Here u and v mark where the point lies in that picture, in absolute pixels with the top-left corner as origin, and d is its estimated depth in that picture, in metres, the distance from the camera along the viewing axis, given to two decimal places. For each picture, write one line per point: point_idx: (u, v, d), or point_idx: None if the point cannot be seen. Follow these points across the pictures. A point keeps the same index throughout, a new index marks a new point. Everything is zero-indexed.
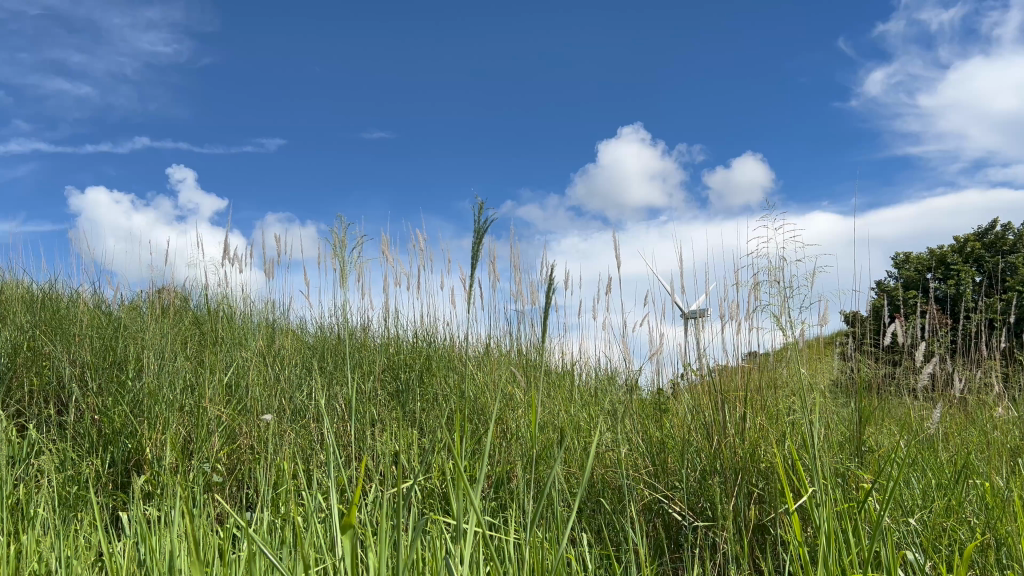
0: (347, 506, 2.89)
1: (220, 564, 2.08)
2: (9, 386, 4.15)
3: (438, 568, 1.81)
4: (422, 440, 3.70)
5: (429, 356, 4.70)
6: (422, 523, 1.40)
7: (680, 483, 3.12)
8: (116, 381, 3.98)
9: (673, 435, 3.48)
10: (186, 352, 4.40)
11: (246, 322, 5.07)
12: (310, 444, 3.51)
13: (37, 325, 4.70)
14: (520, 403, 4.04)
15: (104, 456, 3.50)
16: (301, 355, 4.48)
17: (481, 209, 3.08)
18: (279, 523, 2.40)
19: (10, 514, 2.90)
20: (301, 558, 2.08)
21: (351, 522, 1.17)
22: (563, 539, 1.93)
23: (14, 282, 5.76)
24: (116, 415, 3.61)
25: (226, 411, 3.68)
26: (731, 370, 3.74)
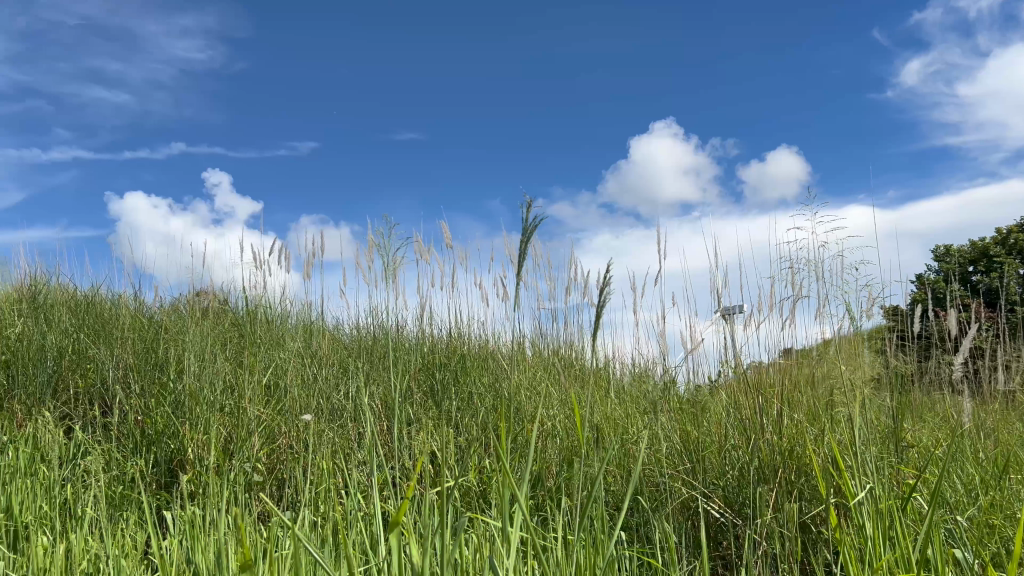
0: (387, 506, 2.90)
1: (266, 562, 2.11)
2: (55, 389, 4.25)
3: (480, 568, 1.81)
4: (458, 439, 3.72)
5: (464, 356, 4.72)
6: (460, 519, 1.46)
7: (720, 481, 3.10)
8: (158, 384, 4.05)
9: (711, 433, 3.46)
10: (226, 353, 4.47)
11: (284, 323, 5.14)
12: (348, 444, 3.55)
13: (81, 329, 4.80)
14: (555, 401, 4.05)
15: (148, 456, 3.57)
16: (338, 355, 4.53)
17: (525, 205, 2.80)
18: (321, 522, 2.43)
19: (58, 514, 2.96)
20: (345, 558, 2.10)
21: (395, 520, 1.24)
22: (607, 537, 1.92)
23: (59, 286, 5.90)
24: (159, 417, 3.68)
25: (266, 411, 3.73)
26: (769, 367, 3.71)
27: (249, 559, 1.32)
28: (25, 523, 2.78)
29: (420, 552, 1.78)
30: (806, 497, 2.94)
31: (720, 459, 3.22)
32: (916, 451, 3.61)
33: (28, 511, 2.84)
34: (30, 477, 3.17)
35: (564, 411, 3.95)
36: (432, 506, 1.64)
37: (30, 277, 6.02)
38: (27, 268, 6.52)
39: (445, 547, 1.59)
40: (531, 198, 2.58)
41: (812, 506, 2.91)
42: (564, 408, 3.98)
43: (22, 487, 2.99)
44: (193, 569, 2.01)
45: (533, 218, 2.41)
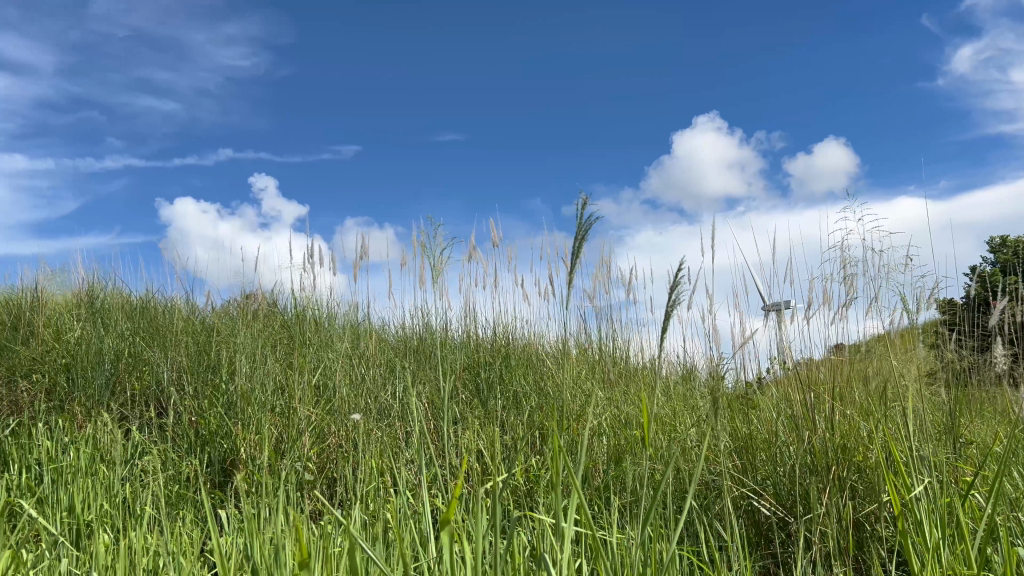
0: (436, 505, 2.92)
1: (320, 559, 2.14)
2: (112, 391, 4.36)
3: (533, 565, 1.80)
4: (504, 437, 3.73)
5: (508, 355, 4.73)
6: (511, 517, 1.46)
7: (771, 479, 3.05)
8: (211, 386, 4.14)
9: (760, 431, 3.42)
10: (277, 355, 4.55)
11: (332, 325, 5.21)
12: (396, 443, 3.58)
13: (136, 333, 4.92)
14: (602, 400, 4.04)
15: (203, 455, 3.65)
16: (385, 354, 4.58)
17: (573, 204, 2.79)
18: (372, 520, 2.45)
19: (118, 511, 3.04)
20: (396, 555, 2.12)
21: (448, 519, 1.26)
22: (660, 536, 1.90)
23: (115, 291, 6.06)
24: (212, 418, 3.76)
25: (316, 411, 3.78)
26: (819, 363, 3.65)
27: (306, 554, 1.35)
28: (89, 521, 2.85)
29: (471, 550, 1.78)
30: (859, 495, 2.87)
31: (770, 456, 3.18)
32: (974, 446, 3.51)
33: (90, 509, 2.92)
34: (91, 476, 3.25)
35: (611, 410, 3.93)
36: (487, 501, 1.65)
37: (87, 283, 6.19)
38: (85, 274, 6.71)
39: (499, 542, 1.59)
40: (579, 197, 2.58)
41: (866, 504, 2.84)
42: (611, 407, 3.96)
43: (84, 486, 3.07)
44: (252, 564, 2.04)
45: (585, 216, 2.41)
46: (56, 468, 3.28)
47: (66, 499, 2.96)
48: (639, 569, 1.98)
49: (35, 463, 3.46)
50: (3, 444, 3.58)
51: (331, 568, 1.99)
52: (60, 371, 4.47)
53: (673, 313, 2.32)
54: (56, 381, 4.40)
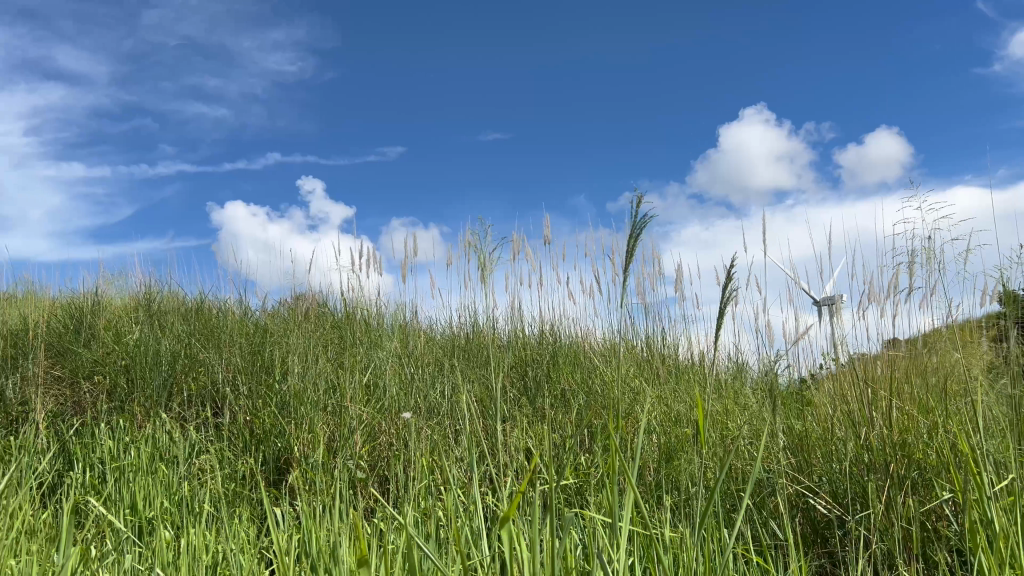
0: (488, 505, 2.92)
1: (375, 556, 2.16)
2: (170, 391, 4.47)
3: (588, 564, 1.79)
4: (553, 435, 3.72)
5: (556, 353, 4.73)
6: (566, 516, 1.46)
7: (828, 477, 2.99)
8: (265, 386, 4.21)
9: (815, 428, 3.36)
10: (328, 354, 4.61)
11: (381, 324, 5.27)
12: (447, 442, 3.60)
13: (192, 334, 5.03)
14: (651, 397, 4.01)
15: (258, 454, 3.72)
16: (434, 352, 4.60)
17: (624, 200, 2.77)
18: (425, 518, 2.46)
19: (178, 509, 3.11)
20: (450, 553, 2.13)
21: (506, 517, 1.26)
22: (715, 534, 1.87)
23: (171, 294, 6.21)
24: (266, 417, 3.83)
25: (367, 410, 3.82)
26: (875, 358, 3.57)
27: (365, 553, 1.37)
28: (150, 518, 2.93)
29: (525, 548, 1.78)
30: (920, 491, 2.79)
31: (826, 453, 3.11)
32: None
33: (152, 506, 3.00)
34: (151, 475, 3.34)
35: (661, 408, 3.90)
36: (544, 499, 1.65)
37: (144, 287, 6.36)
38: (143, 278, 6.88)
39: (552, 539, 1.60)
40: (629, 194, 2.56)
41: (926, 501, 2.76)
42: (661, 405, 3.93)
43: (145, 484, 3.16)
44: (310, 560, 2.07)
45: (638, 212, 2.40)
46: (118, 467, 3.38)
47: (128, 496, 3.05)
48: (694, 568, 1.96)
49: (98, 462, 3.57)
50: (68, 443, 3.70)
51: (389, 564, 2.01)
52: (120, 372, 4.59)
53: (727, 310, 2.30)
54: (116, 382, 4.52)
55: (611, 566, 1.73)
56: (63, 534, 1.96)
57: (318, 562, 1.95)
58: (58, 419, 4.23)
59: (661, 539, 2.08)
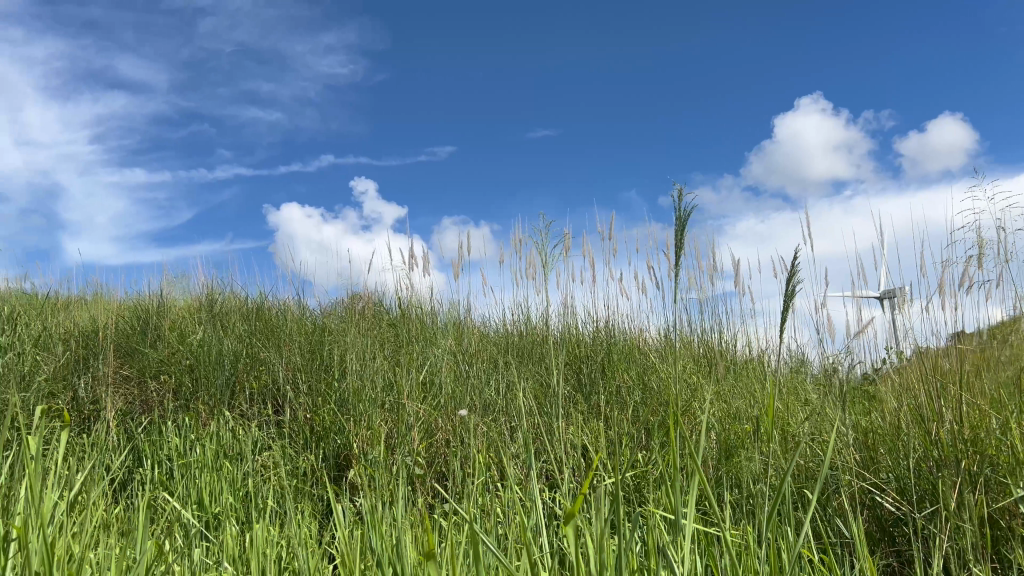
0: (546, 503, 2.93)
1: (436, 551, 2.19)
2: (233, 390, 4.58)
3: (649, 561, 1.79)
4: (610, 432, 3.71)
5: (611, 350, 4.71)
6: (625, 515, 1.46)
7: (894, 473, 2.92)
8: (324, 383, 4.28)
9: (879, 424, 3.28)
10: (384, 352, 4.66)
11: (436, 322, 5.32)
12: (503, 439, 3.61)
13: (253, 334, 5.15)
14: (709, 394, 3.96)
15: (318, 451, 3.79)
16: (488, 349, 4.62)
17: (680, 193, 2.71)
18: (483, 514, 2.49)
19: (243, 504, 3.19)
20: (509, 548, 2.14)
21: (573, 511, 1.27)
22: (779, 532, 1.84)
23: (233, 295, 6.36)
24: (326, 414, 3.90)
25: (424, 407, 3.86)
26: (942, 352, 3.47)
27: (433, 551, 1.39)
28: (217, 513, 3.01)
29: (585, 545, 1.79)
30: (992, 488, 2.70)
31: (892, 449, 3.04)
32: None
33: (218, 502, 3.09)
34: (217, 471, 3.43)
35: (719, 404, 3.85)
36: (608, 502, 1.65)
37: (207, 288, 6.52)
38: (206, 279, 7.07)
39: (611, 535, 1.60)
40: (684, 188, 2.52)
41: (999, 498, 2.67)
42: (720, 402, 3.88)
43: (211, 480, 3.25)
44: (372, 555, 2.11)
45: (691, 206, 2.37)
46: (185, 463, 3.49)
47: (195, 492, 3.14)
48: (758, 567, 1.93)
49: (166, 458, 3.68)
50: (138, 441, 3.82)
51: (451, 558, 2.03)
52: (185, 371, 4.73)
53: (791, 305, 2.27)
54: (182, 381, 4.65)
55: (674, 565, 1.72)
56: (140, 529, 2.02)
57: (385, 558, 1.98)
58: (128, 417, 4.37)
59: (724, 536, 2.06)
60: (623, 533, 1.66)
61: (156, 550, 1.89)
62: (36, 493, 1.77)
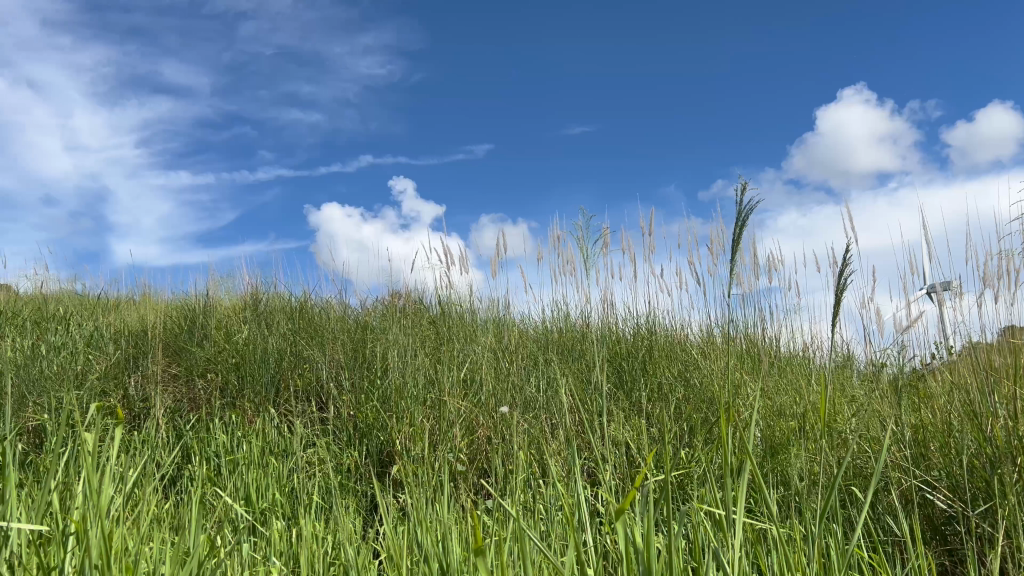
0: (591, 500, 2.94)
1: (480, 549, 2.20)
2: (278, 387, 4.65)
3: (696, 559, 1.77)
4: (652, 429, 3.70)
5: (652, 346, 4.68)
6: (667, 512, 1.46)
7: (946, 471, 2.86)
8: (367, 381, 4.33)
9: (929, 421, 3.22)
10: (426, 349, 4.70)
11: (476, 320, 5.34)
12: (545, 436, 3.61)
13: (297, 332, 5.22)
14: (752, 391, 3.93)
15: (362, 448, 3.83)
16: (529, 347, 4.62)
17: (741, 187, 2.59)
18: (527, 510, 2.50)
19: (289, 500, 3.24)
20: (553, 545, 2.15)
21: (619, 508, 1.27)
22: (830, 531, 1.81)
23: (276, 294, 6.47)
24: (369, 412, 3.95)
25: (466, 404, 3.88)
26: (994, 346, 3.38)
27: (482, 546, 1.40)
28: (264, 508, 3.07)
29: (634, 540, 1.78)
30: None
31: (943, 447, 2.98)
32: None
33: (264, 497, 3.14)
34: (263, 467, 3.49)
35: (764, 400, 3.81)
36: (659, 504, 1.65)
37: (251, 288, 6.63)
38: (249, 279, 7.19)
39: (656, 533, 1.59)
40: (744, 180, 2.41)
41: None
42: (763, 398, 3.84)
43: (258, 477, 3.30)
44: (419, 550, 2.13)
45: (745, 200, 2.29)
46: (233, 460, 3.56)
47: (243, 488, 3.20)
48: (806, 567, 1.91)
49: (214, 455, 3.75)
50: (186, 438, 3.90)
51: (497, 554, 2.03)
52: (231, 370, 4.82)
53: (842, 299, 2.20)
54: (228, 379, 4.74)
55: (723, 565, 1.71)
56: (192, 524, 2.07)
57: (432, 554, 1.99)
58: (176, 414, 4.46)
59: (772, 535, 2.04)
60: (671, 531, 1.65)
61: (209, 545, 1.93)
62: (93, 488, 1.82)
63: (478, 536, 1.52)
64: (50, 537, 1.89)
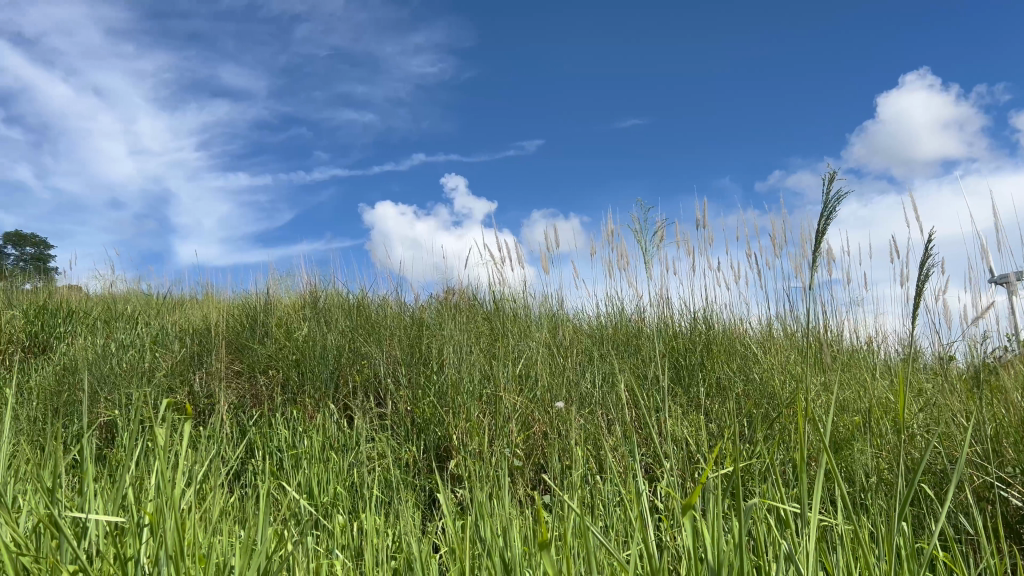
0: (652, 499, 2.91)
1: (541, 542, 2.22)
2: (338, 383, 4.73)
3: (765, 560, 1.73)
4: (711, 425, 3.66)
5: (710, 341, 4.63)
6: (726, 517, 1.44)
7: (1021, 467, 2.77)
8: (424, 376, 4.37)
9: (1003, 415, 3.11)
10: (481, 345, 4.72)
11: (531, 316, 5.35)
12: (601, 432, 3.59)
13: (355, 329, 5.30)
14: (814, 386, 3.85)
15: (419, 443, 3.87)
16: (583, 342, 4.59)
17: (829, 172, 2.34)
18: (587, 505, 2.50)
19: (351, 494, 3.29)
20: (614, 541, 2.14)
21: (685, 501, 1.25)
22: (899, 532, 1.76)
23: (334, 292, 6.57)
24: (426, 406, 3.99)
25: (521, 400, 3.89)
26: None
27: (547, 542, 1.40)
28: (326, 502, 3.12)
29: (700, 537, 1.75)
30: None
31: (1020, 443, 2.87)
32: None
33: (326, 492, 3.20)
34: (324, 462, 3.56)
35: (825, 394, 3.74)
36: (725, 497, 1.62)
37: (310, 286, 6.76)
38: (308, 277, 7.32)
39: (723, 530, 1.56)
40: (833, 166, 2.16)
41: None
42: (825, 393, 3.76)
43: (319, 471, 3.36)
44: (481, 542, 2.15)
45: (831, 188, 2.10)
46: (295, 455, 3.64)
47: (306, 483, 3.26)
48: (877, 565, 1.85)
49: (276, 450, 3.84)
50: (250, 433, 3.99)
51: (559, 550, 2.03)
52: (292, 366, 4.92)
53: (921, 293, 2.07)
54: (289, 375, 4.83)
55: (793, 563, 1.67)
56: (260, 517, 2.11)
57: (494, 547, 2.01)
58: (239, 409, 4.56)
59: (840, 533, 2.00)
60: (739, 529, 1.62)
61: (278, 539, 1.97)
62: (166, 481, 1.87)
63: (543, 530, 1.52)
64: (126, 528, 1.95)
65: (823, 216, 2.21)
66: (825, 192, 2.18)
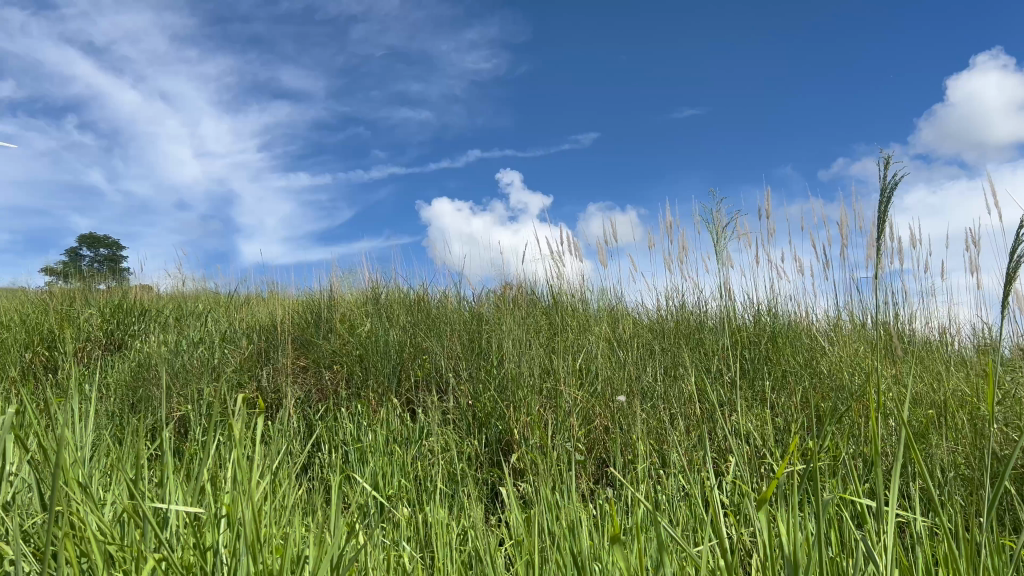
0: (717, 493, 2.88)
1: (605, 535, 2.22)
2: (400, 377, 4.79)
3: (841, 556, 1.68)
4: (777, 418, 3.59)
5: (774, 333, 4.55)
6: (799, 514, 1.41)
7: None
8: (484, 371, 4.40)
9: None
10: (541, 339, 4.72)
11: (591, 309, 5.33)
12: (663, 426, 3.56)
13: (417, 324, 5.35)
14: (883, 378, 3.75)
15: (481, 436, 3.90)
16: (644, 336, 4.57)
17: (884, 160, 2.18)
18: (652, 500, 2.48)
19: (416, 487, 3.33)
20: (681, 536, 2.13)
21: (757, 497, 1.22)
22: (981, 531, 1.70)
23: (395, 288, 6.65)
24: (487, 401, 4.02)
25: (583, 395, 3.87)
26: None
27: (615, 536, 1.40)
28: (391, 495, 3.17)
29: (772, 532, 1.72)
30: None
31: None
32: None
33: (391, 486, 3.24)
34: (389, 455, 3.61)
35: (895, 387, 3.64)
36: (798, 493, 1.60)
37: (371, 282, 6.86)
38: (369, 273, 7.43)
39: (794, 526, 1.52)
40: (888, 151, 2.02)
41: None
42: (895, 386, 3.66)
43: (384, 464, 3.41)
44: (546, 535, 2.15)
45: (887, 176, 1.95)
46: (360, 448, 3.70)
47: (372, 476, 3.31)
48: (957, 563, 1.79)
49: (342, 443, 3.90)
50: (316, 427, 4.07)
51: (626, 543, 2.03)
52: (355, 362, 5.01)
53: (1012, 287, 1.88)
54: (353, 370, 4.92)
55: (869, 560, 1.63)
56: (330, 509, 2.15)
57: (561, 542, 2.01)
58: (305, 403, 4.66)
59: (916, 529, 1.95)
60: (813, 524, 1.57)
61: (349, 531, 2.00)
62: (242, 473, 1.92)
63: (612, 524, 1.51)
64: (203, 519, 2.01)
65: (882, 201, 2.14)
66: (883, 178, 2.07)
